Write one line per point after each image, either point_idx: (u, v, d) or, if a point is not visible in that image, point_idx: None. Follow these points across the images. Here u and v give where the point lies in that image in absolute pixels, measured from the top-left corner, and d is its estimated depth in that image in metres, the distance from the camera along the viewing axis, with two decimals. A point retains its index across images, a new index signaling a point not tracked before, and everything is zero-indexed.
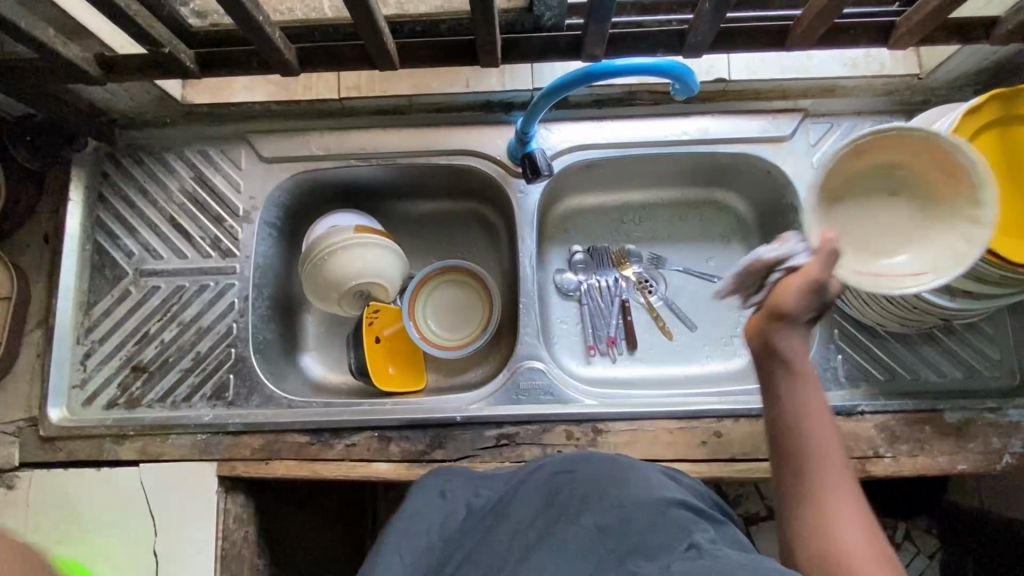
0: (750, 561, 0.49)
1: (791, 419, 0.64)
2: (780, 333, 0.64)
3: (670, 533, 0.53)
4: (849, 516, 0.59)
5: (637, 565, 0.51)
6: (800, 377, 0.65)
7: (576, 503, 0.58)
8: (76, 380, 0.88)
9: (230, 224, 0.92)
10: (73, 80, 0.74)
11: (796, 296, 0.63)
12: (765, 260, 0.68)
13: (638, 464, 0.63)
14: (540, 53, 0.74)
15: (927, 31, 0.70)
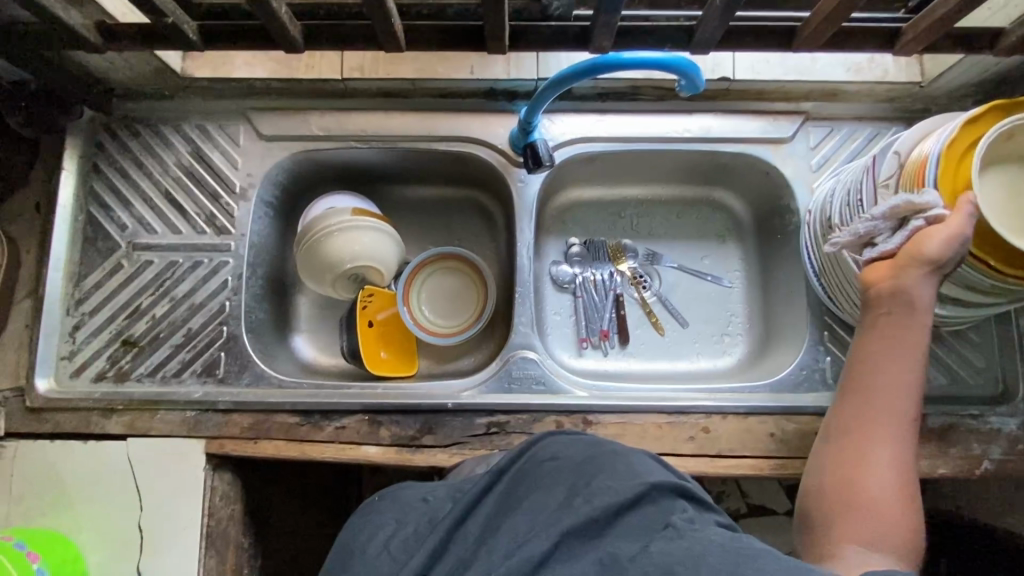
0: (728, 538, 0.49)
1: (878, 360, 0.68)
2: (911, 276, 0.66)
3: (647, 515, 0.53)
4: (892, 466, 0.64)
5: (616, 543, 0.51)
6: (897, 327, 0.68)
7: (558, 481, 0.58)
8: (64, 352, 0.87)
9: (227, 201, 0.91)
10: (73, 46, 0.72)
11: (933, 244, 0.64)
12: (907, 203, 0.66)
13: (622, 449, 0.62)
14: (548, 42, 0.74)
15: (932, 40, 0.70)
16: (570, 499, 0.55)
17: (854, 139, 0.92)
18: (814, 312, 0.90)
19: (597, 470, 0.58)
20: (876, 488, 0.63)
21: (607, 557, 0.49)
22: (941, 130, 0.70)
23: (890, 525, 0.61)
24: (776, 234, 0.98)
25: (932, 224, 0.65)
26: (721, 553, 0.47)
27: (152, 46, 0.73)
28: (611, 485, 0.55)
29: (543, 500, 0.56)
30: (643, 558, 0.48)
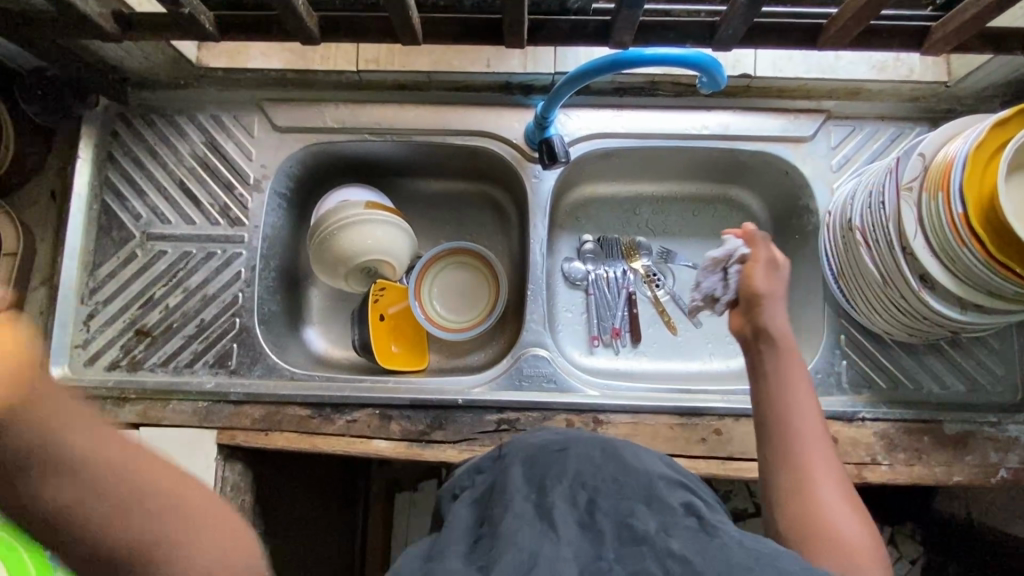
0: (748, 536, 0.48)
1: (780, 389, 0.68)
2: (762, 313, 0.72)
3: (669, 504, 0.53)
4: (829, 483, 0.61)
5: (638, 519, 0.51)
6: (781, 354, 0.70)
7: (575, 468, 0.58)
8: (78, 340, 0.88)
9: (240, 192, 0.91)
10: (89, 34, 0.72)
11: (758, 278, 0.74)
12: (718, 256, 0.77)
13: (637, 455, 0.61)
14: (567, 37, 0.73)
15: (962, 39, 0.68)
16: (587, 485, 0.56)
17: (876, 139, 0.90)
18: (831, 315, 0.89)
19: (615, 464, 0.58)
20: (826, 509, 0.59)
21: (626, 532, 0.50)
22: (969, 133, 0.68)
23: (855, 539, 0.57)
24: (793, 235, 0.96)
25: (751, 263, 0.75)
26: (741, 549, 0.46)
27: (168, 36, 0.73)
28: (630, 474, 0.57)
29: (558, 484, 0.56)
30: (663, 541, 0.48)
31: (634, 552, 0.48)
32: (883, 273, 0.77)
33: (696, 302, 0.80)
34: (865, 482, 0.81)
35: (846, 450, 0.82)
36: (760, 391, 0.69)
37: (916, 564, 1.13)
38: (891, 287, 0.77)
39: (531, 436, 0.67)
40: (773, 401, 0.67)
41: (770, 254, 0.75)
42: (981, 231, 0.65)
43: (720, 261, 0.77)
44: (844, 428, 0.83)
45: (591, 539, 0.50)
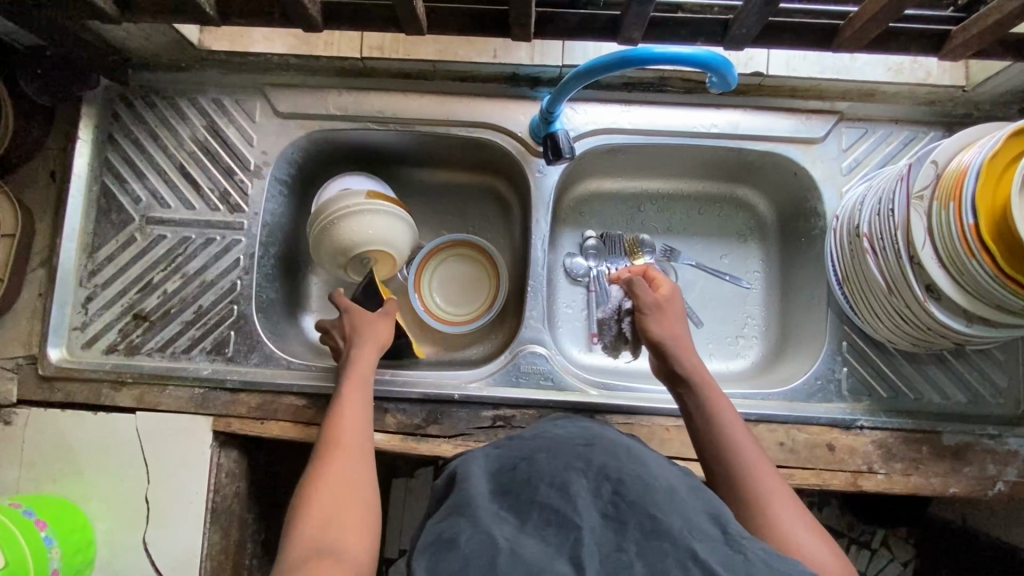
0: (773, 555, 0.48)
1: (709, 423, 0.67)
2: (668, 358, 0.73)
3: (694, 510, 0.52)
4: (781, 502, 0.59)
5: (664, 513, 0.50)
6: (700, 386, 0.70)
7: (601, 459, 0.56)
8: (77, 323, 0.88)
9: (241, 178, 0.90)
10: (88, 16, 0.70)
11: (653, 326, 0.76)
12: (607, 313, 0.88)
13: (649, 456, 0.61)
14: (575, 31, 0.71)
15: (984, 45, 0.66)
16: (611, 476, 0.54)
17: (888, 142, 0.88)
18: (835, 321, 0.88)
19: (636, 463, 0.57)
20: (786, 535, 0.56)
21: (650, 526, 0.49)
22: (984, 142, 0.67)
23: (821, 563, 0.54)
24: (799, 237, 0.95)
25: (643, 311, 0.77)
26: (765, 568, 0.47)
27: (169, 19, 0.71)
28: (654, 475, 0.55)
29: (582, 473, 0.55)
30: (687, 543, 0.48)
31: (656, 548, 0.48)
32: (889, 281, 0.75)
33: (613, 343, 0.89)
34: (860, 491, 0.81)
35: (843, 458, 0.82)
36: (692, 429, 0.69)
37: (908, 566, 1.13)
38: (896, 295, 0.75)
39: (554, 427, 0.67)
40: (704, 437, 0.67)
41: (655, 299, 0.77)
42: (992, 245, 0.64)
43: (615, 312, 0.86)
44: (841, 435, 0.83)
45: (614, 530, 0.50)
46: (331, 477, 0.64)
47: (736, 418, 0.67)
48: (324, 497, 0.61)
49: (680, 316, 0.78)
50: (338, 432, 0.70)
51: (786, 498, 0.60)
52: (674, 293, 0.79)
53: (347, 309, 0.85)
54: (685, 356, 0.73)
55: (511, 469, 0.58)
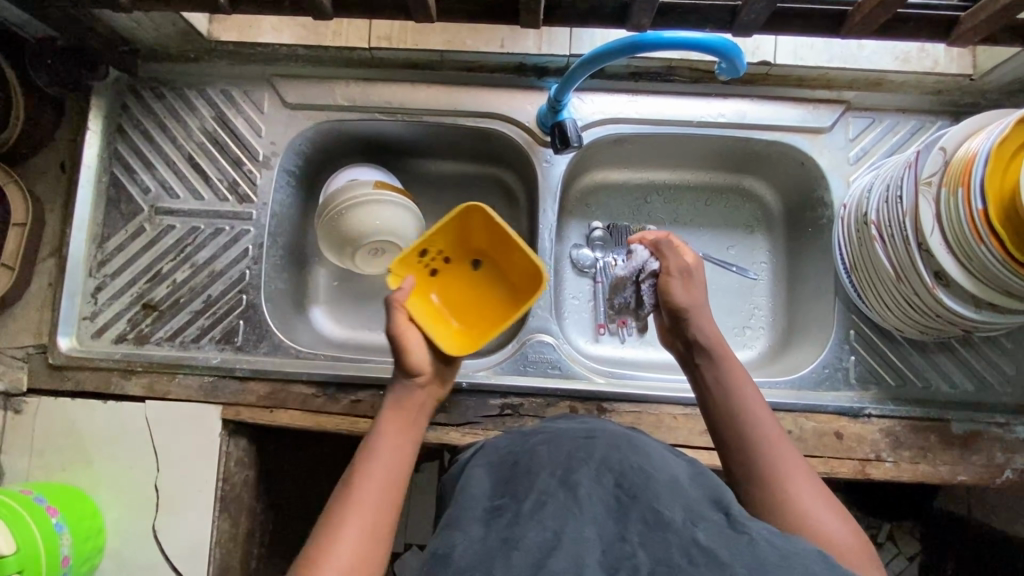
0: (778, 536, 0.49)
1: (725, 394, 0.67)
2: (687, 326, 0.73)
3: (697, 500, 0.54)
4: (801, 481, 0.59)
5: (665, 505, 0.52)
6: (717, 357, 0.70)
7: (603, 453, 0.58)
8: (86, 312, 0.88)
9: (249, 168, 0.91)
10: (100, 4, 0.71)
11: (676, 294, 0.74)
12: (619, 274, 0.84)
13: (650, 446, 0.62)
14: (583, 18, 0.71)
15: (993, 30, 0.66)
16: (614, 468, 0.56)
17: (895, 132, 0.88)
18: (842, 310, 0.88)
19: (639, 455, 0.58)
20: (802, 508, 0.57)
21: (652, 517, 0.50)
22: (992, 128, 0.67)
23: (835, 537, 0.55)
24: (806, 228, 0.95)
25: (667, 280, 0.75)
26: (771, 550, 0.47)
27: (180, 8, 0.72)
28: (655, 467, 0.57)
29: (584, 465, 0.56)
30: (690, 533, 0.49)
31: (658, 536, 0.49)
32: (896, 269, 0.76)
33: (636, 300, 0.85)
34: (868, 479, 0.81)
35: (851, 446, 0.82)
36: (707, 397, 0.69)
37: (913, 561, 1.12)
38: (904, 283, 0.75)
39: (559, 424, 0.69)
40: (723, 408, 0.67)
41: (680, 265, 0.76)
42: (1001, 229, 0.64)
43: (633, 273, 0.81)
44: (849, 423, 0.83)
45: (616, 520, 0.51)
46: (353, 511, 0.59)
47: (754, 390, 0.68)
48: (342, 534, 0.57)
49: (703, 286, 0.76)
50: (367, 472, 0.63)
51: (803, 470, 0.60)
52: (697, 261, 0.78)
53: (405, 331, 0.71)
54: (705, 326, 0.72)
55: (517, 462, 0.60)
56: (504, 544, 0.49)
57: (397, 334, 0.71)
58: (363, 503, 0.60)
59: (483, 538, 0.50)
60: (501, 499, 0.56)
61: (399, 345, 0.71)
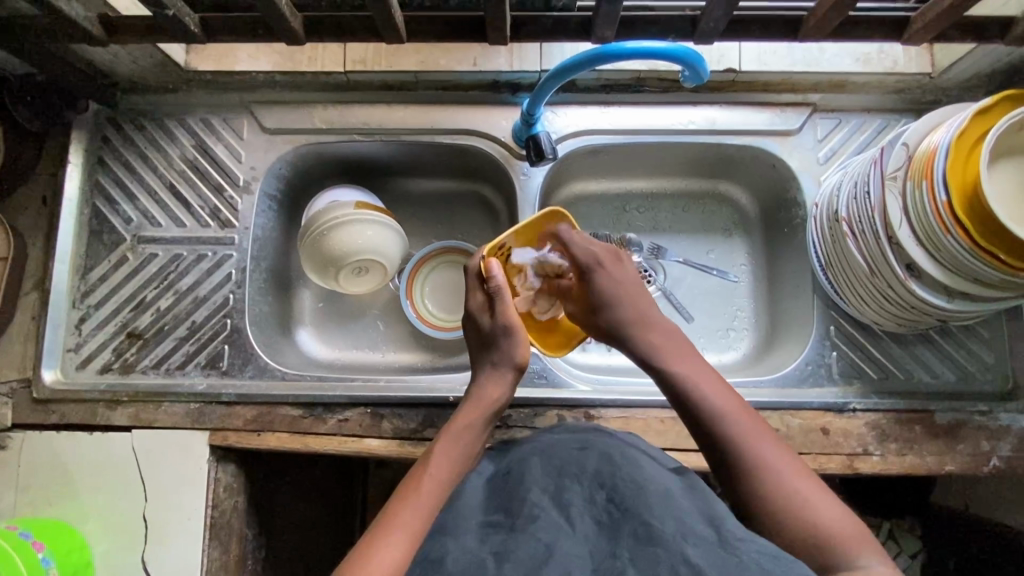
0: (768, 556, 0.49)
1: (694, 385, 0.67)
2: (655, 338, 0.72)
3: (689, 512, 0.55)
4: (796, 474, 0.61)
5: (655, 518, 0.54)
6: (647, 340, 0.72)
7: (595, 466, 0.61)
8: (71, 344, 0.88)
9: (231, 194, 0.92)
10: (77, 40, 0.73)
11: (596, 280, 0.75)
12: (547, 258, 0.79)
13: (640, 456, 0.64)
14: (550, 34, 0.74)
15: (943, 28, 0.69)
16: (605, 482, 0.59)
17: (862, 130, 0.91)
18: (821, 307, 0.89)
19: (631, 465, 0.61)
20: (804, 502, 0.58)
21: (642, 531, 0.53)
22: (951, 123, 0.69)
23: (842, 526, 0.57)
24: (783, 228, 0.96)
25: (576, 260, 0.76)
26: (758, 571, 0.48)
27: (154, 39, 0.73)
28: (647, 475, 0.60)
29: (576, 483, 0.59)
30: (680, 547, 0.51)
31: (648, 553, 0.51)
32: (870, 263, 0.77)
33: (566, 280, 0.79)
34: (856, 473, 0.81)
35: (838, 441, 0.82)
36: (676, 394, 0.68)
37: (915, 560, 1.11)
38: (878, 277, 0.77)
39: (550, 434, 0.71)
40: (693, 404, 0.66)
41: (611, 247, 0.77)
42: (966, 220, 0.65)
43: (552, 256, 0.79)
44: (835, 419, 0.83)
45: (607, 537, 0.54)
46: (405, 500, 0.61)
47: (707, 371, 0.69)
48: (399, 516, 0.59)
49: (624, 280, 0.75)
50: (437, 459, 0.65)
51: (788, 454, 0.63)
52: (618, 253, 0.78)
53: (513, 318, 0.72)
54: (627, 307, 0.74)
55: (514, 475, 0.62)
56: (496, 558, 0.52)
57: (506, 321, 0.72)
58: (424, 491, 0.62)
59: (478, 550, 0.53)
60: (495, 513, 0.59)
61: (506, 336, 0.72)
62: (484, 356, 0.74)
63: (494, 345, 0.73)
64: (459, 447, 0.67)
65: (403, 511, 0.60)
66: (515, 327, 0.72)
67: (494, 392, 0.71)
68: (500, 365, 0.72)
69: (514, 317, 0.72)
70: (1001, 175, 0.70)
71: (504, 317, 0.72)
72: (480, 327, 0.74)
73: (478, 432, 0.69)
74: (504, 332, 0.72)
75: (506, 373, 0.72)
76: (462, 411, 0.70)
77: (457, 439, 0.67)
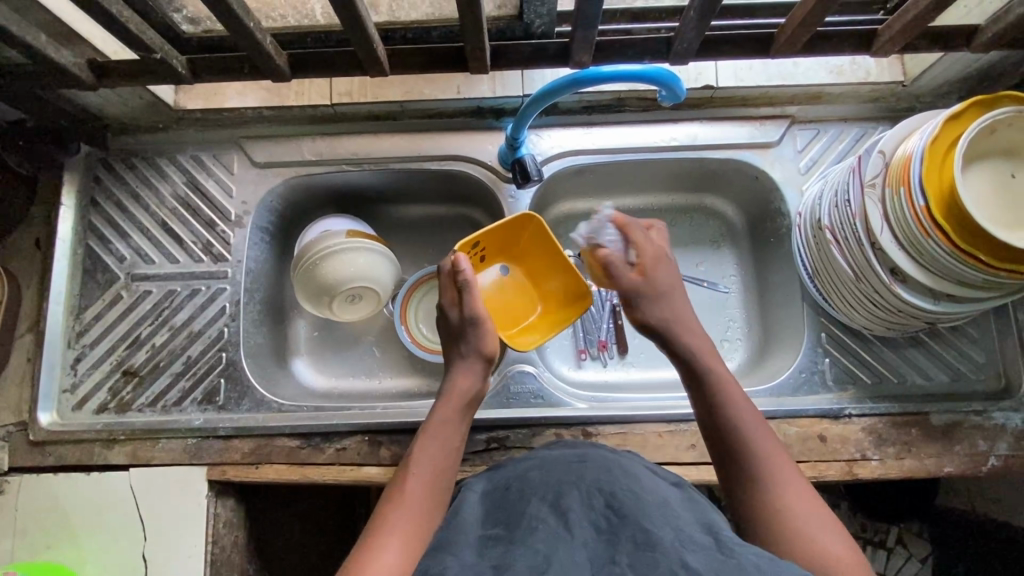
0: (766, 559, 0.49)
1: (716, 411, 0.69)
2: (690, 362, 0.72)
3: (687, 523, 0.56)
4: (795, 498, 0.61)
5: (654, 525, 0.54)
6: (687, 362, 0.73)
7: (594, 476, 0.62)
8: (66, 385, 0.88)
9: (222, 229, 0.93)
10: (65, 84, 0.74)
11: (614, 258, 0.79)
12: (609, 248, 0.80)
13: (635, 469, 0.65)
14: (529, 60, 0.76)
15: (909, 40, 0.71)
16: (604, 490, 0.60)
17: (840, 140, 0.93)
18: (811, 314, 0.90)
19: (628, 477, 0.62)
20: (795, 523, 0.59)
21: (641, 537, 0.53)
22: (924, 129, 0.70)
23: (837, 543, 0.57)
24: (769, 238, 0.98)
25: (605, 257, 0.78)
26: (755, 572, 0.48)
27: (141, 81, 0.74)
28: (645, 487, 0.61)
29: (574, 492, 0.60)
30: (678, 554, 0.50)
31: (646, 558, 0.51)
32: (854, 269, 0.78)
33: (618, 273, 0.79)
34: (856, 479, 0.82)
35: (836, 447, 0.83)
36: (722, 435, 0.67)
37: (926, 563, 1.09)
38: (864, 282, 0.78)
39: (549, 449, 0.71)
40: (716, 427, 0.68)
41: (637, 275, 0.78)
42: (945, 223, 0.66)
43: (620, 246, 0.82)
44: (831, 425, 0.84)
45: (606, 542, 0.53)
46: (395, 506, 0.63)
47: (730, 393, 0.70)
48: (389, 524, 0.61)
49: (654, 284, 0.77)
50: (420, 458, 0.67)
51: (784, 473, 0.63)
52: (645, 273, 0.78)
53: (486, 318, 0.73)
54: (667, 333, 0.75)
55: (515, 492, 0.62)
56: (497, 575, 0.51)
57: (477, 318, 0.73)
58: (409, 493, 0.64)
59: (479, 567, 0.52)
60: (492, 530, 0.58)
61: (475, 329, 0.73)
62: (453, 349, 0.75)
63: (461, 338, 0.74)
64: (436, 443, 0.68)
65: (391, 515, 0.62)
66: (482, 319, 0.73)
67: (464, 384, 0.73)
68: (468, 357, 0.74)
69: (482, 309, 0.74)
70: (982, 178, 0.72)
71: (474, 311, 0.73)
72: (449, 319, 0.76)
73: (454, 425, 0.70)
74: (472, 324, 0.73)
75: (475, 363, 0.74)
76: (436, 409, 0.71)
77: (435, 437, 0.69)
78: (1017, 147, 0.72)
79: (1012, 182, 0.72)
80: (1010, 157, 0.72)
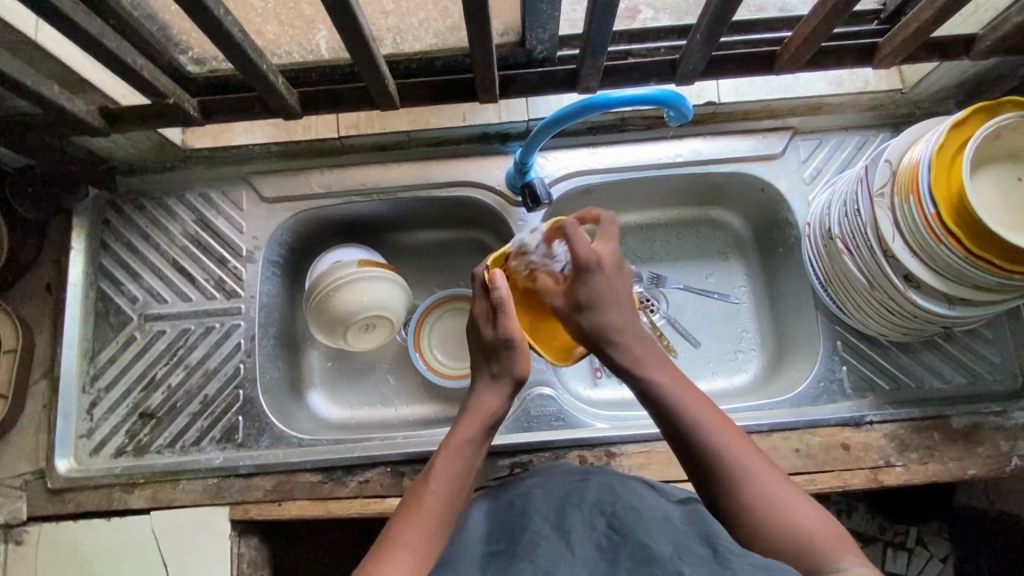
0: (759, 567, 0.48)
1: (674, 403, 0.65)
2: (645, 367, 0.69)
3: (686, 537, 0.55)
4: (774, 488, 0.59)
5: (654, 540, 0.54)
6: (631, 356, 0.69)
7: (596, 496, 0.62)
8: (83, 430, 0.88)
9: (234, 265, 0.93)
10: (76, 132, 0.74)
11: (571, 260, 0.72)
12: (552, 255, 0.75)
13: (637, 487, 0.65)
14: (536, 87, 0.77)
15: (910, 51, 0.72)
16: (606, 510, 0.59)
17: (843, 149, 0.94)
18: (826, 322, 0.90)
19: (630, 495, 0.62)
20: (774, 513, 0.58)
21: (640, 553, 0.52)
22: (929, 136, 0.71)
23: (821, 531, 0.56)
24: (778, 248, 0.98)
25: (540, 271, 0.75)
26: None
27: (152, 125, 0.75)
28: (647, 505, 0.60)
29: (576, 510, 0.59)
30: (675, 565, 0.50)
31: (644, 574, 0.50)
32: (868, 277, 0.79)
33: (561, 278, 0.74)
34: (881, 486, 0.82)
35: (860, 455, 0.83)
36: (691, 443, 0.63)
37: (948, 563, 1.08)
38: (878, 289, 0.79)
39: (552, 469, 0.71)
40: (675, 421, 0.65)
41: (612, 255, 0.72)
42: (957, 229, 0.67)
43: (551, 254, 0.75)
44: (854, 433, 0.84)
45: (606, 559, 0.53)
46: (409, 518, 0.60)
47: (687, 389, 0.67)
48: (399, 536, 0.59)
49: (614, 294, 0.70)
50: (438, 475, 0.64)
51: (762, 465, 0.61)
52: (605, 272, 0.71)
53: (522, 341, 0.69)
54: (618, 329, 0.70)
55: (522, 509, 0.63)
56: None
57: (512, 342, 0.69)
58: (425, 508, 0.61)
59: None
60: (497, 548, 0.58)
61: (508, 351, 0.69)
62: (483, 365, 0.71)
63: (493, 357, 0.70)
64: (458, 461, 0.65)
65: (405, 529, 0.59)
66: (518, 341, 0.68)
67: (490, 403, 0.69)
68: (499, 377, 0.70)
69: (519, 331, 0.69)
70: (989, 183, 0.73)
71: (507, 331, 0.69)
72: (482, 336, 0.71)
73: (475, 445, 0.67)
74: (506, 345, 0.69)
75: (504, 384, 0.70)
76: (459, 427, 0.68)
77: (456, 455, 0.65)
78: (1021, 151, 0.73)
79: (1017, 186, 0.73)
80: (1015, 160, 0.73)
